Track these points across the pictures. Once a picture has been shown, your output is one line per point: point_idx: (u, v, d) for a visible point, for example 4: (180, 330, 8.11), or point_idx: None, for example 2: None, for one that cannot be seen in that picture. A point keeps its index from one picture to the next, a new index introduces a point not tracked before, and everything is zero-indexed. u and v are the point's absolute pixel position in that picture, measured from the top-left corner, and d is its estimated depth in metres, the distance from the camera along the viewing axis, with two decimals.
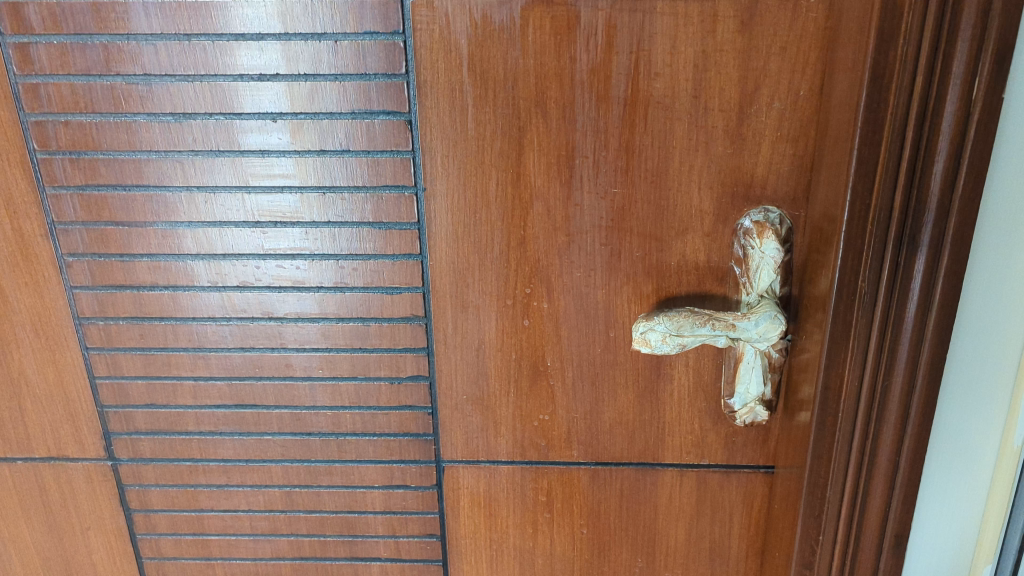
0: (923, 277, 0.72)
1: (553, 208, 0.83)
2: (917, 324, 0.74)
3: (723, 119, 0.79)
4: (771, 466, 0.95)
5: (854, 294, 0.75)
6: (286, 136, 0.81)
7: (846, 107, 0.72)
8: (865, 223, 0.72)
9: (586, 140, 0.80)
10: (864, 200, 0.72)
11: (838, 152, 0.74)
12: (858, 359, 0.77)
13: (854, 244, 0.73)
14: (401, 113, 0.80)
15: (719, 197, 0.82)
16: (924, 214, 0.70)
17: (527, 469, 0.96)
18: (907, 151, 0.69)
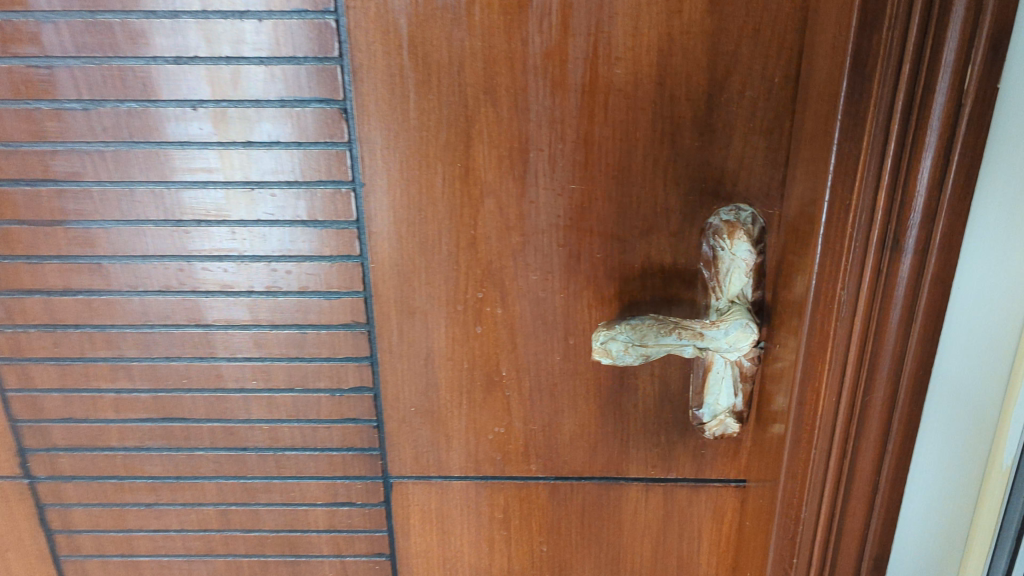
0: (907, 284, 0.66)
1: (505, 206, 0.76)
2: (900, 334, 0.68)
3: (691, 108, 0.72)
4: (743, 479, 0.89)
5: (832, 303, 0.68)
6: (207, 125, 0.73)
7: (824, 95, 0.65)
8: (845, 225, 0.66)
9: (540, 132, 0.73)
10: (845, 199, 0.65)
11: (818, 145, 0.67)
12: (836, 373, 0.70)
13: (830, 246, 0.67)
14: (335, 101, 0.72)
15: (686, 194, 0.76)
16: (909, 215, 0.64)
17: (482, 485, 0.90)
18: (891, 146, 0.62)
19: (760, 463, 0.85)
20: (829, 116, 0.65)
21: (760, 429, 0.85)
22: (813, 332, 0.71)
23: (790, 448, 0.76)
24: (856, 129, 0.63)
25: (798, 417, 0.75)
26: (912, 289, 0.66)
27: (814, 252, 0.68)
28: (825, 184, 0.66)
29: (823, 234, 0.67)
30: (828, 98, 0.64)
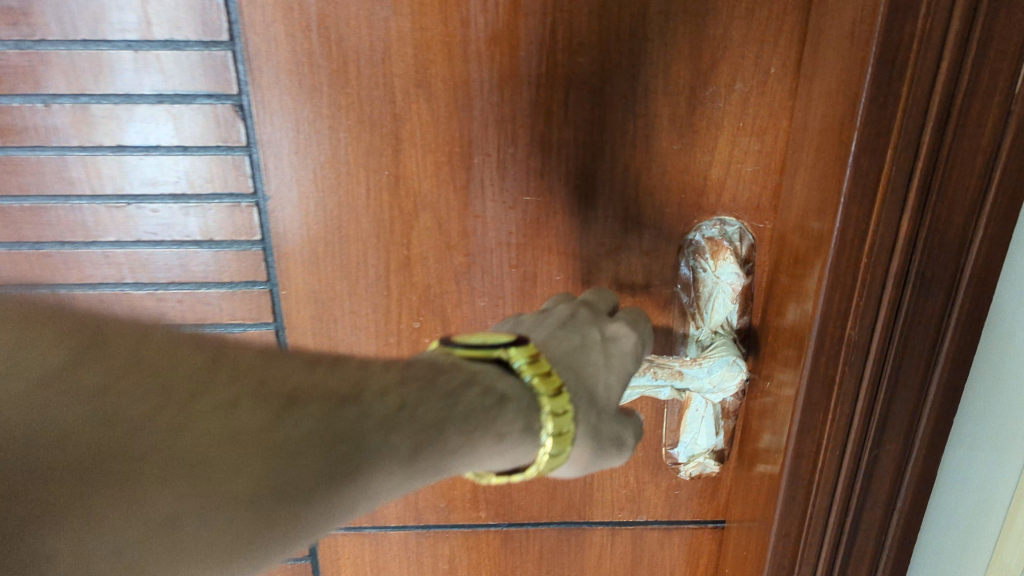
0: (931, 321, 0.55)
1: (445, 221, 0.63)
2: (920, 379, 0.57)
3: (669, 104, 0.59)
4: (721, 520, 0.78)
5: (845, 346, 0.56)
6: (65, 126, 0.58)
7: (837, 94, 0.52)
8: (861, 257, 0.53)
9: (485, 133, 0.60)
10: (861, 225, 0.52)
11: (823, 158, 0.54)
12: (841, 423, 0.59)
13: (842, 280, 0.53)
14: (229, 96, 0.58)
15: (662, 205, 0.63)
16: (939, 244, 0.52)
17: (423, 534, 0.78)
18: (922, 162, 0.50)
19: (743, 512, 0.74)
20: (844, 123, 0.51)
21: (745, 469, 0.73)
22: (812, 380, 0.57)
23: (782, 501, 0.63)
24: (879, 141, 0.49)
25: (793, 477, 0.62)
26: (937, 326, 0.55)
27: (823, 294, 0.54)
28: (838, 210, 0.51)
29: (832, 269, 0.53)
30: (841, 99, 0.51)
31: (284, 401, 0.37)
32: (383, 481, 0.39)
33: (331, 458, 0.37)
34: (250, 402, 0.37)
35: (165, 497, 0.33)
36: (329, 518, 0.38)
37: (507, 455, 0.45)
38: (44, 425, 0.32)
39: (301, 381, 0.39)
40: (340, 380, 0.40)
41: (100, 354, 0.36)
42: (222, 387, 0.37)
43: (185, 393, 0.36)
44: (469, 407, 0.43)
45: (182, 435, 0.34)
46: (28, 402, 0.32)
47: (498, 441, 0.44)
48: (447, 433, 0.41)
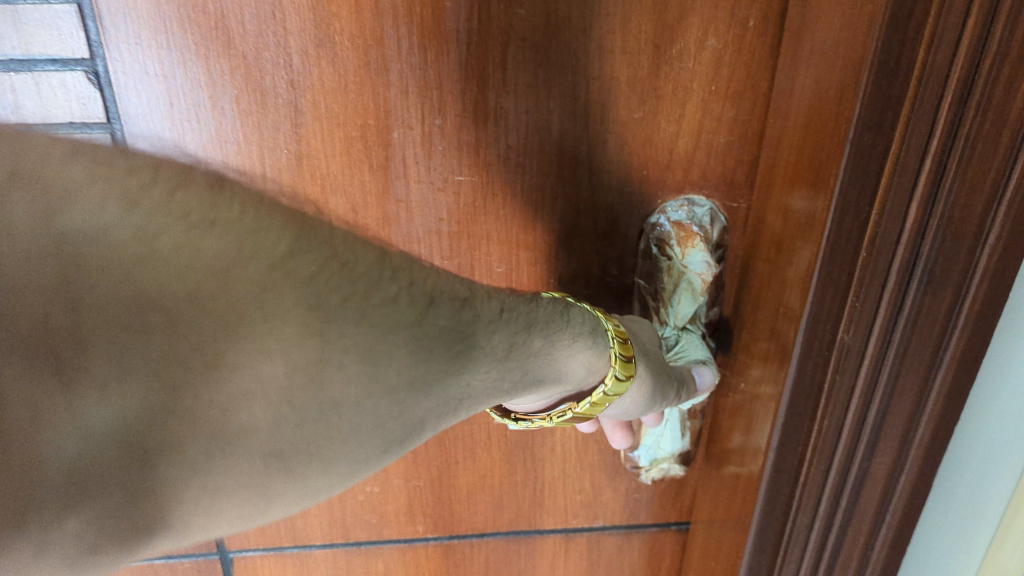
0: (932, 343, 0.44)
1: (361, 208, 0.52)
2: (916, 395, 0.46)
3: (628, 64, 0.49)
4: (686, 521, 0.71)
5: (838, 350, 0.47)
6: None
7: (832, 56, 0.41)
8: (859, 249, 0.43)
9: (406, 102, 0.49)
10: (863, 212, 0.42)
11: (811, 131, 0.44)
12: (828, 436, 0.50)
13: (835, 274, 0.44)
14: (79, 61, 0.46)
15: (620, 184, 0.53)
16: (949, 250, 0.41)
17: (353, 552, 0.69)
18: (932, 145, 0.38)
19: (710, 520, 0.66)
20: (844, 91, 0.40)
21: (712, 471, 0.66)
22: (799, 389, 0.49)
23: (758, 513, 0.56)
24: (888, 115, 0.39)
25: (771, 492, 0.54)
26: (943, 337, 0.43)
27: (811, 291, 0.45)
28: (829, 197, 0.42)
29: (820, 262, 0.44)
30: (836, 64, 0.41)
31: (425, 303, 0.35)
32: (487, 371, 0.39)
33: (448, 353, 0.36)
34: (404, 300, 0.34)
35: (347, 389, 0.32)
36: (434, 403, 0.37)
37: (581, 357, 0.44)
38: (270, 309, 0.29)
39: (432, 282, 0.37)
40: (458, 282, 0.39)
41: (310, 241, 0.31)
42: (388, 283, 0.34)
43: (366, 286, 0.33)
44: (549, 311, 0.43)
45: (362, 328, 0.32)
46: (266, 287, 0.29)
47: (575, 338, 0.44)
48: (534, 335, 0.41)
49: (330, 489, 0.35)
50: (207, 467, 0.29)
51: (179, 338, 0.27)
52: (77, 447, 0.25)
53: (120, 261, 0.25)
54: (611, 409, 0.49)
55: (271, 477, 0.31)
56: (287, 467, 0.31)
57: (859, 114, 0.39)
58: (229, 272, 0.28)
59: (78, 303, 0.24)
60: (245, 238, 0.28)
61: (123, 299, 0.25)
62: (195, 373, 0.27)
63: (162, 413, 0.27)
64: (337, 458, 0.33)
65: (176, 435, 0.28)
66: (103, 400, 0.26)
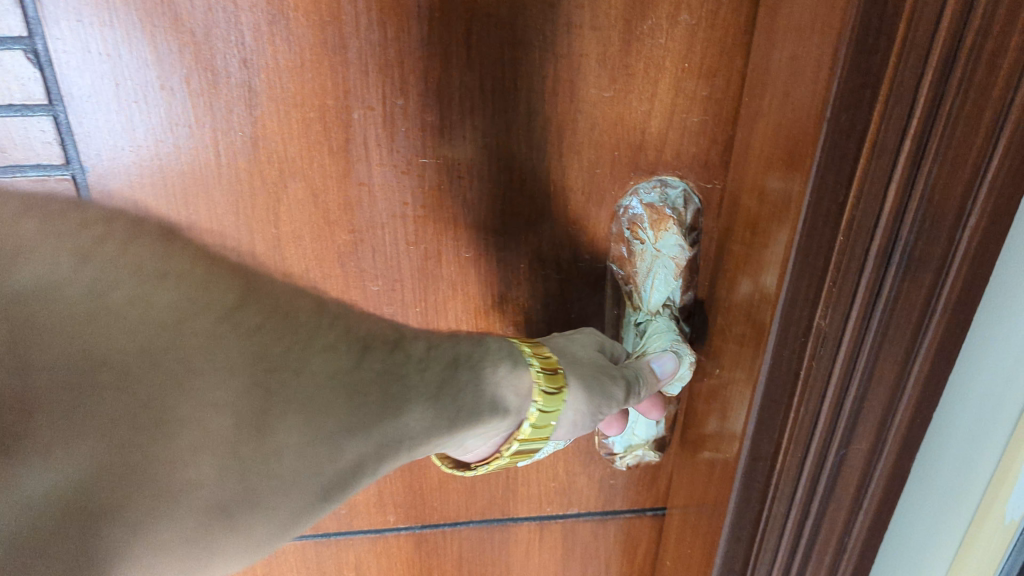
0: (911, 324, 0.43)
1: (322, 192, 0.50)
2: (895, 378, 0.45)
3: (598, 40, 0.47)
4: (662, 507, 0.70)
5: (815, 336, 0.45)
6: None
7: (806, 31, 0.40)
8: (836, 234, 0.41)
9: (366, 82, 0.47)
10: (840, 195, 0.40)
11: (784, 111, 0.42)
12: (805, 425, 0.48)
13: (811, 260, 0.42)
14: (16, 39, 0.43)
15: (590, 165, 0.51)
16: (929, 230, 0.39)
17: (323, 543, 0.67)
18: (913, 125, 0.37)
19: (686, 509, 0.65)
20: (819, 70, 0.38)
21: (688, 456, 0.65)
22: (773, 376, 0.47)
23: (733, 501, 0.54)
24: (864, 95, 0.37)
25: (746, 479, 0.53)
26: (923, 319, 0.42)
27: (784, 281, 0.43)
28: (806, 184, 0.40)
29: (796, 251, 0.42)
30: (810, 40, 0.39)
31: (360, 350, 0.43)
32: (419, 413, 0.43)
33: (381, 401, 0.42)
34: (343, 347, 0.42)
35: (287, 434, 0.36)
36: (352, 460, 0.40)
37: (506, 385, 0.47)
38: (220, 354, 0.35)
39: (367, 332, 0.45)
40: (390, 330, 0.46)
41: (258, 299, 0.40)
42: (326, 334, 0.42)
43: (307, 334, 0.40)
44: (474, 348, 0.48)
45: (302, 378, 0.38)
46: (217, 333, 0.35)
47: (497, 365, 0.47)
48: (458, 372, 0.46)
49: (268, 540, 0.37)
50: (137, 539, 0.30)
51: (136, 382, 0.31)
52: (20, 515, 0.26)
53: (87, 309, 0.30)
54: (558, 428, 0.49)
55: (216, 533, 0.33)
56: (229, 523, 0.34)
57: (835, 94, 0.37)
58: (181, 326, 0.33)
59: (27, 362, 0.28)
60: (193, 292, 0.35)
61: (73, 358, 0.29)
62: (144, 427, 0.31)
63: (112, 470, 0.29)
64: (276, 506, 0.36)
65: (111, 501, 0.29)
66: (50, 468, 0.27)
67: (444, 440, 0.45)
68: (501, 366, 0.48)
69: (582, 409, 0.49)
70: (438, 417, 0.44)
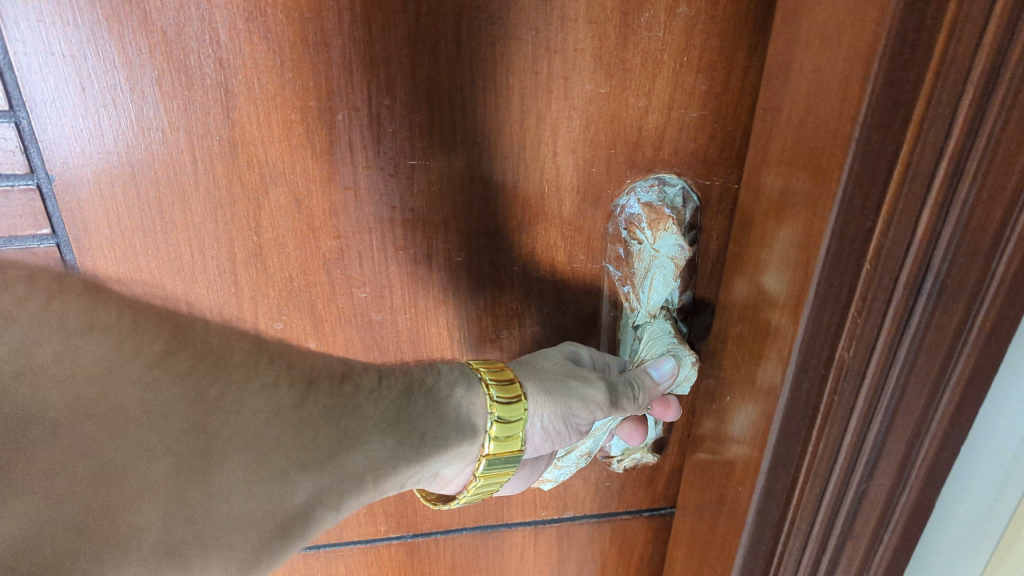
0: (940, 353, 0.40)
1: (305, 197, 0.47)
2: (922, 408, 0.42)
3: (594, 34, 0.44)
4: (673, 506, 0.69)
5: (836, 369, 0.41)
6: None
7: (832, 39, 0.36)
8: (863, 261, 0.38)
9: (349, 81, 0.44)
10: (868, 221, 0.37)
11: (806, 123, 0.39)
12: (823, 461, 0.45)
13: (834, 289, 0.39)
14: None
15: (585, 164, 0.49)
16: (965, 258, 0.37)
17: (312, 555, 0.65)
18: (952, 149, 0.34)
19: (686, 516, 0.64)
20: (847, 84, 0.35)
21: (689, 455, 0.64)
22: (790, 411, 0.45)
23: (746, 538, 0.52)
24: (897, 114, 0.34)
25: (759, 517, 0.50)
26: (951, 350, 0.40)
27: (806, 313, 0.41)
28: (829, 212, 0.37)
29: (819, 279, 0.39)
30: (838, 47, 0.36)
31: (306, 385, 0.43)
32: (378, 443, 0.44)
33: (336, 429, 0.42)
34: (285, 383, 0.41)
35: (228, 472, 0.36)
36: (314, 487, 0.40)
37: (462, 405, 0.48)
38: (153, 404, 0.34)
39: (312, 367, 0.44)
40: (337, 362, 0.46)
41: (187, 342, 0.38)
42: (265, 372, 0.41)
43: (242, 375, 0.39)
44: (431, 374, 0.49)
45: (242, 417, 0.38)
46: (149, 382, 0.34)
47: (451, 388, 0.48)
48: (415, 397, 0.47)
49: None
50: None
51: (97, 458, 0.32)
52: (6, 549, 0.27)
53: (19, 368, 0.30)
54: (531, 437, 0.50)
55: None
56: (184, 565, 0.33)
57: (864, 113, 0.34)
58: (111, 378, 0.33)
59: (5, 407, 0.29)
60: (121, 342, 0.34)
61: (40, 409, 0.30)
62: (95, 483, 0.31)
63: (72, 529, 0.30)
64: (230, 550, 0.35)
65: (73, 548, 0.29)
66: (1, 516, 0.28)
67: (416, 470, 0.46)
68: (458, 388, 0.48)
69: (550, 418, 0.50)
70: (398, 447, 0.45)
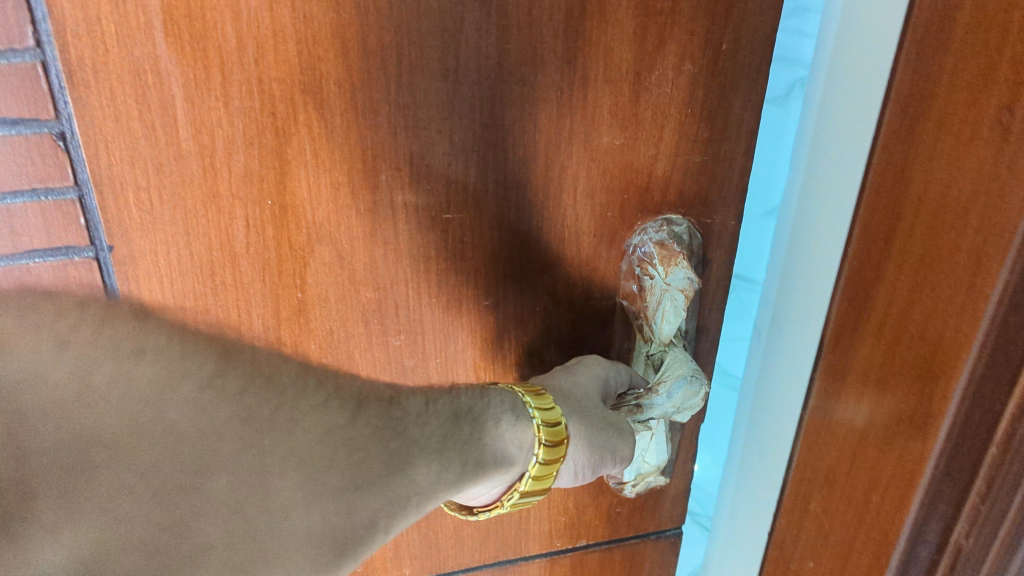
0: None
1: (347, 253, 0.51)
2: None
3: (610, 93, 0.49)
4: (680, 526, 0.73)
5: (955, 550, 0.43)
6: None
7: (955, 206, 0.39)
8: (991, 448, 0.39)
9: (395, 144, 0.48)
10: (997, 408, 0.38)
11: (921, 284, 0.42)
12: None
13: (958, 469, 0.41)
14: (42, 122, 0.42)
15: (600, 210, 0.54)
16: None
17: None
18: None
19: None
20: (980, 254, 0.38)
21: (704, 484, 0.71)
22: None
23: None
24: None
25: None
26: None
27: (925, 482, 0.42)
28: (955, 387, 0.40)
29: (942, 449, 0.41)
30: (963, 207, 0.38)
31: (353, 407, 0.33)
32: (426, 467, 0.38)
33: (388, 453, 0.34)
34: (335, 403, 0.30)
35: (282, 484, 0.25)
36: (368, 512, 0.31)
37: (507, 436, 0.48)
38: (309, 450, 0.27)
39: (357, 387, 0.37)
40: (381, 384, 0.41)
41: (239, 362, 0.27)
42: (316, 393, 0.30)
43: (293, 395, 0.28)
44: (469, 397, 0.49)
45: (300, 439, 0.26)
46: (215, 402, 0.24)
47: (498, 420, 0.48)
48: (462, 425, 0.45)
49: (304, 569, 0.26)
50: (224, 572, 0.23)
51: (221, 452, 0.23)
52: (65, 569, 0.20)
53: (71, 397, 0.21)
54: (560, 474, 0.52)
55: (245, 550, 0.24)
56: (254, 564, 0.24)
57: (999, 293, 0.36)
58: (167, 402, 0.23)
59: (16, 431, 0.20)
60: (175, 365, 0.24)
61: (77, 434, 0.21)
62: (176, 493, 0.22)
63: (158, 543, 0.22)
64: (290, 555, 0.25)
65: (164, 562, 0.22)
66: (56, 548, 0.20)
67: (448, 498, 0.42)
68: (503, 418, 0.48)
69: (578, 455, 0.51)
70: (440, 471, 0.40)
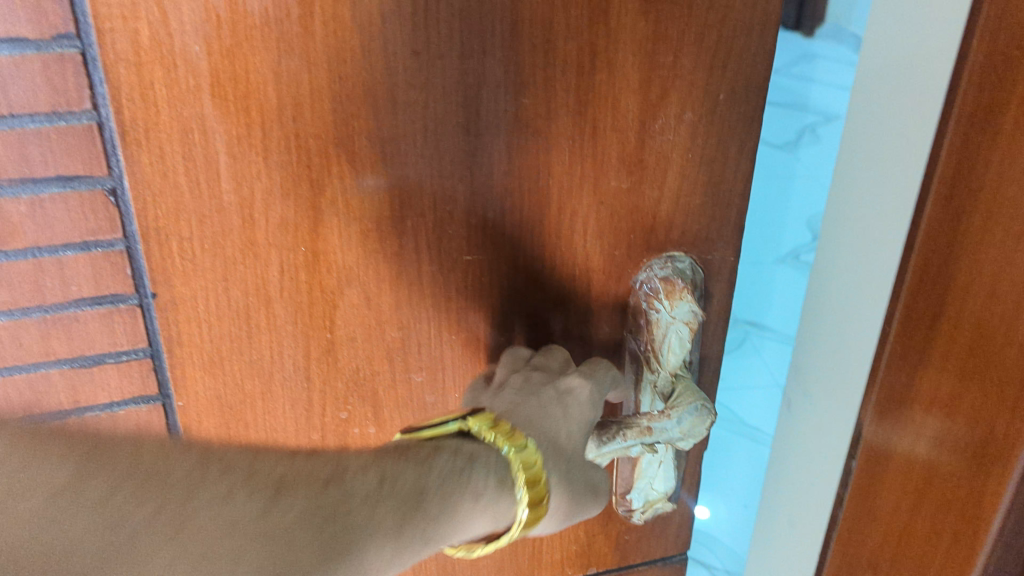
0: None
1: (374, 295, 0.54)
2: None
3: (618, 142, 0.53)
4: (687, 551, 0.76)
5: None
6: None
7: (1003, 300, 0.43)
8: None
9: (420, 193, 0.51)
10: None
11: (970, 374, 0.46)
12: None
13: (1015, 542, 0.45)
14: (96, 179, 0.45)
15: (609, 249, 0.57)
16: None
17: None
18: None
19: None
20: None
21: (730, 509, 0.85)
22: None
23: None
24: None
25: None
26: None
27: (983, 563, 0.46)
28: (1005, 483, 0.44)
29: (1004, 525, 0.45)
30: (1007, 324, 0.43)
31: (274, 490, 0.36)
32: (377, 547, 0.38)
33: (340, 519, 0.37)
34: (247, 490, 0.35)
35: (205, 522, 0.33)
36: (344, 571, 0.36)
37: (484, 512, 0.46)
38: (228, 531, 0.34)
39: (282, 467, 0.39)
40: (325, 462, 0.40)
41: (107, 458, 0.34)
42: (217, 480, 0.35)
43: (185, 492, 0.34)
44: (452, 453, 0.46)
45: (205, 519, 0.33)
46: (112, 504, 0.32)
47: (478, 497, 0.45)
48: (429, 498, 0.42)
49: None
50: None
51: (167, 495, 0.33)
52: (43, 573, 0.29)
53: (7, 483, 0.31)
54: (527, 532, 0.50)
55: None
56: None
57: None
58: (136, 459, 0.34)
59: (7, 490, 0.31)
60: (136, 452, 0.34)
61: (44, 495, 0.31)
62: (145, 490, 0.33)
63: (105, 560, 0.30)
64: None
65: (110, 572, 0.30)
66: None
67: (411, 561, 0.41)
68: (485, 490, 0.46)
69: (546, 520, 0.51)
70: (397, 548, 0.39)
